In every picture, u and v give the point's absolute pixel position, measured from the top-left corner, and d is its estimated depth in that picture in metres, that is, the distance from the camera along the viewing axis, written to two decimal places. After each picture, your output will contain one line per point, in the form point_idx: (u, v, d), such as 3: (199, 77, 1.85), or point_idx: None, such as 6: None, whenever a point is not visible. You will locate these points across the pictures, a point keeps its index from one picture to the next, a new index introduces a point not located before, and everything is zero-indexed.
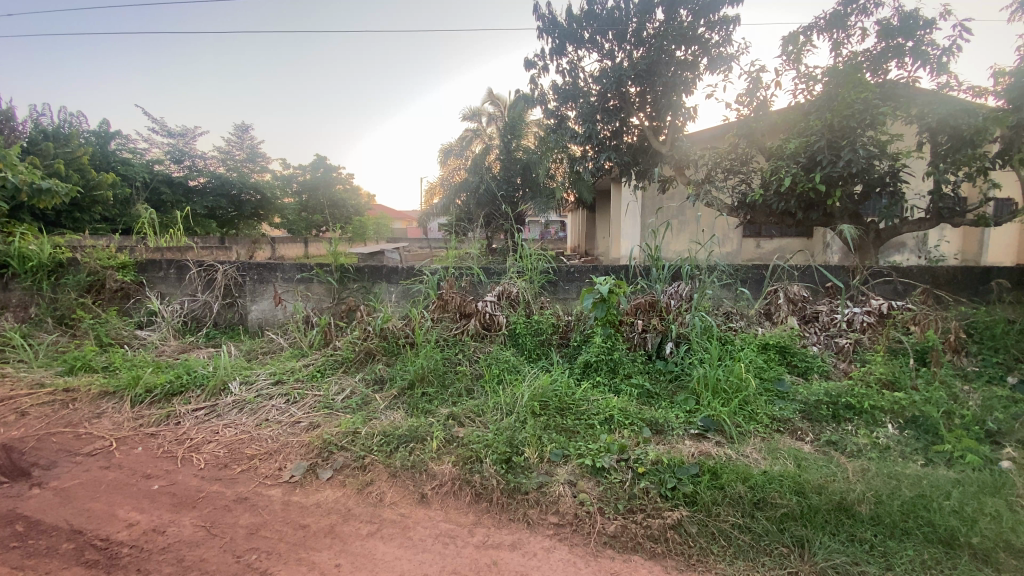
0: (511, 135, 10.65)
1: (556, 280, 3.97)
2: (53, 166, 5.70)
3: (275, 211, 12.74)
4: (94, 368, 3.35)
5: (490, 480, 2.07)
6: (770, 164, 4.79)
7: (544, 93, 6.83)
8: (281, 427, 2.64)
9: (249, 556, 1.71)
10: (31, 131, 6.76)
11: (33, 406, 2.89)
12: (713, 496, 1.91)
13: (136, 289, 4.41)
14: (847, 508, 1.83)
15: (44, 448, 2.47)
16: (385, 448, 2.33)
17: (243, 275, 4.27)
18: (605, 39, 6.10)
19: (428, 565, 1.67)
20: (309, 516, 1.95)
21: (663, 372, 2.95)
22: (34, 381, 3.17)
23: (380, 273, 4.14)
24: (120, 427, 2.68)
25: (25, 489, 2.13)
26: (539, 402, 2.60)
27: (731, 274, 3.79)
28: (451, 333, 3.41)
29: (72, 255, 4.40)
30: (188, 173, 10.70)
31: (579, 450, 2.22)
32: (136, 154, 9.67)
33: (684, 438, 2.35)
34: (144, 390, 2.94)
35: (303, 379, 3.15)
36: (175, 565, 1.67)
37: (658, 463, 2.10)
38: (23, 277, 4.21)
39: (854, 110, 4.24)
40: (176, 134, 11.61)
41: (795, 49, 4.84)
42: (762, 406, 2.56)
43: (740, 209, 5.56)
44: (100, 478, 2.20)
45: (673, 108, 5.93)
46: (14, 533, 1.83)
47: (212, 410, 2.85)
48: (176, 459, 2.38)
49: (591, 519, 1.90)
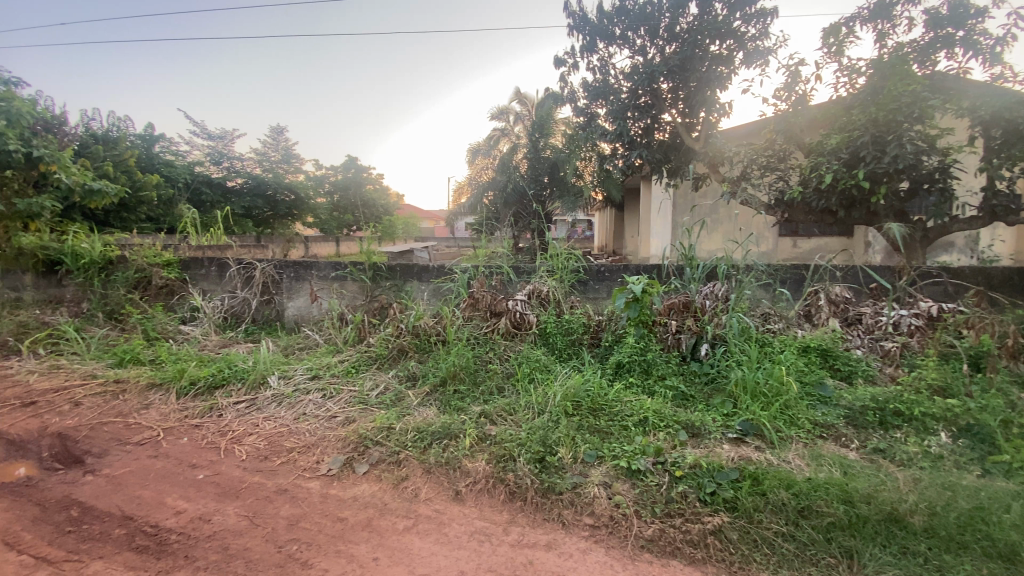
0: (539, 134, 10.64)
1: (586, 279, 3.93)
2: (103, 169, 5.98)
3: (309, 211, 12.99)
4: (142, 361, 3.49)
5: (524, 479, 2.07)
6: (809, 161, 4.63)
7: (573, 91, 6.75)
8: (318, 422, 2.69)
9: (290, 547, 1.75)
10: (83, 134, 7.08)
11: (86, 396, 3.04)
12: (755, 502, 1.85)
13: (180, 286, 4.56)
14: (898, 519, 1.76)
15: (97, 436, 2.59)
16: (419, 444, 2.34)
17: (279, 273, 4.40)
18: (636, 35, 6.01)
19: (465, 562, 1.68)
20: (347, 509, 1.98)
21: (698, 374, 2.89)
22: (87, 373, 3.34)
23: (412, 272, 4.18)
24: (167, 418, 2.79)
25: (79, 476, 2.24)
26: (572, 402, 2.57)
27: (768, 274, 3.67)
28: (482, 331, 3.42)
29: (121, 253, 4.61)
30: (227, 174, 11.03)
31: (613, 452, 2.19)
32: (178, 157, 10.00)
33: (722, 441, 2.29)
34: (188, 382, 3.05)
35: (339, 375, 3.21)
36: (220, 553, 1.73)
37: (696, 466, 2.04)
38: (76, 274, 4.45)
39: (900, 103, 4.07)
40: (215, 136, 11.89)
41: (837, 40, 4.66)
42: (803, 411, 2.47)
43: (777, 207, 5.38)
44: (149, 467, 2.30)
45: (706, 104, 5.76)
46: (69, 518, 1.92)
47: (252, 404, 2.94)
48: (219, 450, 2.46)
49: (627, 521, 1.87)
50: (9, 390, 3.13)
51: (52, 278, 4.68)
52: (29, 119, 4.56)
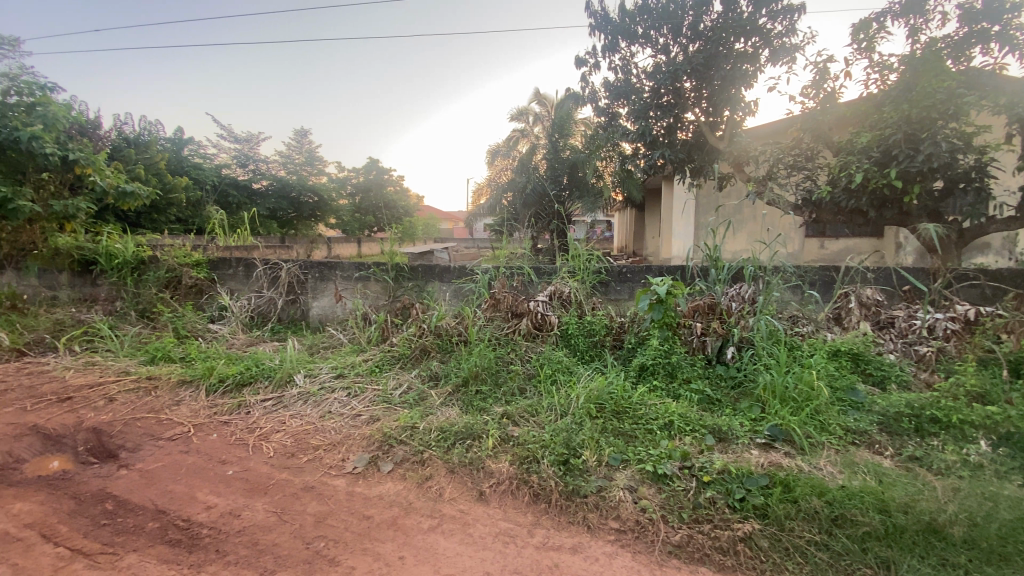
0: (559, 134, 10.61)
1: (608, 280, 3.90)
2: (135, 172, 6.17)
3: (331, 212, 13.17)
4: (173, 359, 3.59)
5: (548, 481, 2.06)
6: (838, 160, 4.52)
7: (594, 92, 6.69)
8: (343, 420, 2.73)
9: (317, 544, 1.77)
10: (117, 137, 7.40)
11: (120, 392, 3.13)
12: (787, 509, 1.81)
13: (208, 285, 4.67)
14: (937, 529, 1.70)
15: (130, 431, 2.66)
16: (443, 444, 2.35)
17: (305, 273, 4.48)
18: (659, 34, 5.94)
19: (491, 563, 1.68)
20: (372, 508, 2.00)
21: (724, 377, 2.84)
22: (120, 370, 3.44)
23: (433, 273, 4.21)
24: (197, 415, 2.85)
25: (114, 470, 2.31)
26: (595, 404, 2.55)
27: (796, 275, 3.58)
28: (504, 332, 3.41)
29: (152, 253, 4.75)
30: (252, 177, 11.27)
31: (639, 456, 2.16)
32: (207, 160, 10.24)
33: (751, 447, 2.24)
34: (217, 379, 3.13)
35: (363, 374, 3.24)
36: (250, 548, 1.76)
37: (724, 472, 2.01)
38: (110, 273, 4.60)
39: (935, 100, 3.94)
40: (242, 139, 12.17)
41: (867, 36, 4.54)
42: (835, 417, 2.40)
43: (804, 207, 5.26)
44: (180, 462, 2.35)
45: (731, 102, 5.70)
46: (105, 511, 1.98)
47: (279, 401, 2.99)
48: (247, 447, 2.51)
49: (653, 526, 1.85)
50: (47, 385, 3.24)
51: (86, 277, 4.85)
52: (65, 122, 4.68)
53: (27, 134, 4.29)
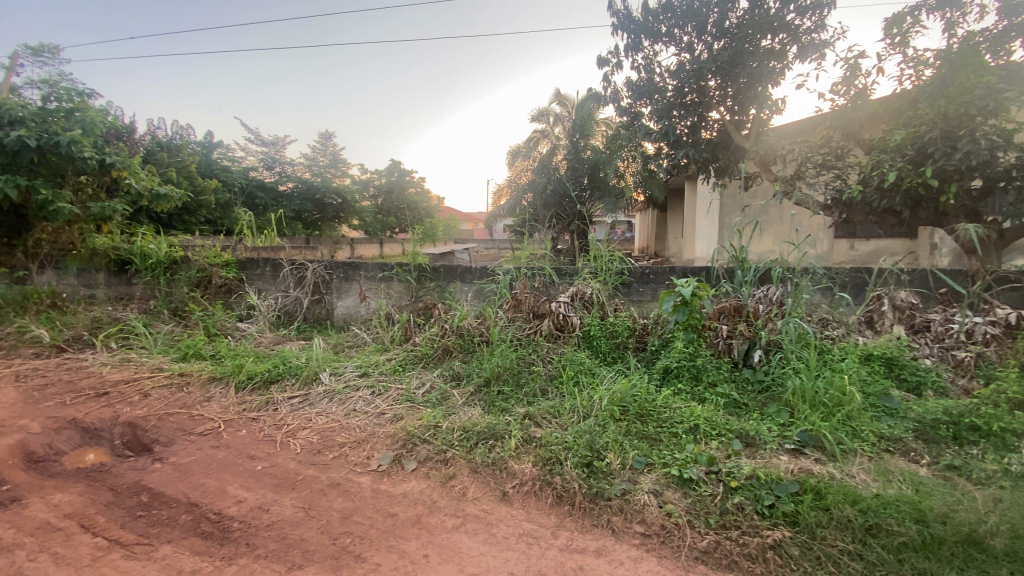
0: (580, 135, 10.56)
1: (630, 281, 3.86)
2: (168, 174, 6.37)
3: (354, 214, 13.35)
4: (203, 356, 3.69)
5: (572, 483, 2.05)
6: (870, 158, 4.39)
7: (616, 91, 6.63)
8: (368, 418, 2.76)
9: (343, 540, 1.80)
10: (150, 141, 7.64)
11: (154, 388, 3.23)
12: (818, 517, 1.77)
13: (237, 285, 4.79)
14: (977, 541, 1.64)
15: (164, 426, 2.75)
16: (465, 444, 2.36)
17: (330, 273, 4.55)
18: (683, 32, 5.85)
19: (515, 564, 1.68)
20: (397, 505, 2.02)
21: (750, 381, 2.78)
22: (154, 366, 3.56)
23: (455, 273, 4.24)
24: (227, 411, 2.93)
25: (149, 463, 2.39)
26: (619, 407, 2.53)
27: (826, 277, 3.48)
28: (525, 333, 3.41)
29: (184, 253, 4.89)
30: (279, 179, 11.52)
31: (664, 459, 2.13)
32: (235, 163, 10.52)
33: (780, 453, 2.19)
34: (246, 376, 3.20)
35: (386, 373, 3.28)
36: (279, 542, 1.80)
37: (753, 477, 1.97)
38: (144, 273, 4.76)
39: (973, 96, 3.78)
40: (269, 142, 12.45)
41: (900, 31, 4.40)
42: (868, 423, 2.33)
43: (834, 207, 5.11)
44: (211, 456, 2.42)
45: (757, 100, 5.60)
46: (141, 503, 2.05)
47: (305, 398, 3.05)
48: (275, 443, 2.56)
49: (679, 531, 1.82)
50: (86, 380, 3.37)
51: (122, 276, 5.03)
52: (102, 127, 4.85)
53: (67, 139, 4.46)
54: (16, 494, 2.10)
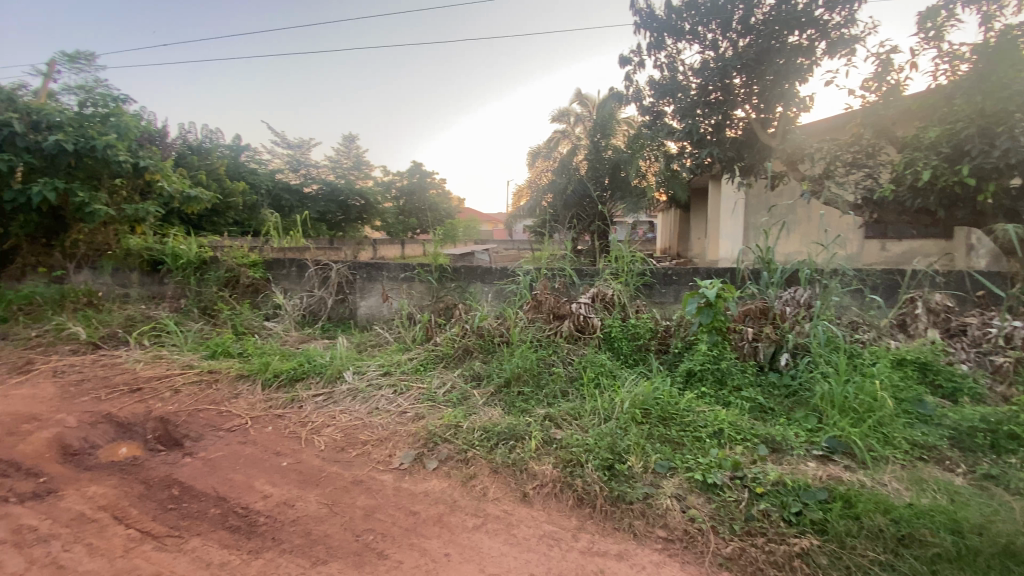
0: (601, 134, 10.49)
1: (652, 282, 3.82)
2: (198, 177, 6.58)
3: (377, 215, 13.51)
4: (231, 353, 3.79)
5: (593, 486, 2.04)
6: (903, 156, 4.24)
7: (638, 90, 6.56)
8: (390, 416, 2.80)
9: (366, 537, 1.83)
10: (182, 145, 7.89)
11: (185, 384, 3.34)
12: (847, 525, 1.73)
13: (264, 284, 4.90)
14: (1018, 554, 1.57)
15: (194, 421, 2.83)
16: (486, 444, 2.37)
17: (354, 273, 4.63)
18: (707, 29, 5.75)
19: (535, 565, 1.68)
20: (419, 503, 2.04)
21: (777, 386, 2.72)
22: (185, 363, 3.67)
23: (476, 274, 4.26)
24: (254, 408, 3.00)
25: (179, 457, 2.46)
26: (641, 410, 2.50)
27: (856, 279, 3.38)
28: (545, 334, 3.40)
29: (213, 254, 5.03)
30: (303, 181, 11.76)
31: (687, 464, 2.10)
32: (262, 165, 10.78)
33: (807, 459, 2.14)
34: (272, 374, 3.28)
35: (408, 373, 3.31)
36: (304, 537, 1.83)
37: (779, 483, 1.93)
38: (176, 272, 4.91)
39: (1014, 91, 3.62)
40: (294, 145, 12.72)
41: (935, 25, 4.24)
42: (900, 430, 2.26)
43: (865, 206, 4.96)
44: (239, 452, 2.48)
45: (784, 98, 5.47)
46: (172, 496, 2.11)
47: (329, 396, 3.10)
48: (300, 439, 2.62)
49: (703, 537, 1.79)
50: (121, 376, 3.50)
51: (154, 276, 5.20)
52: (136, 131, 5.04)
53: (103, 144, 4.63)
54: (55, 486, 2.20)
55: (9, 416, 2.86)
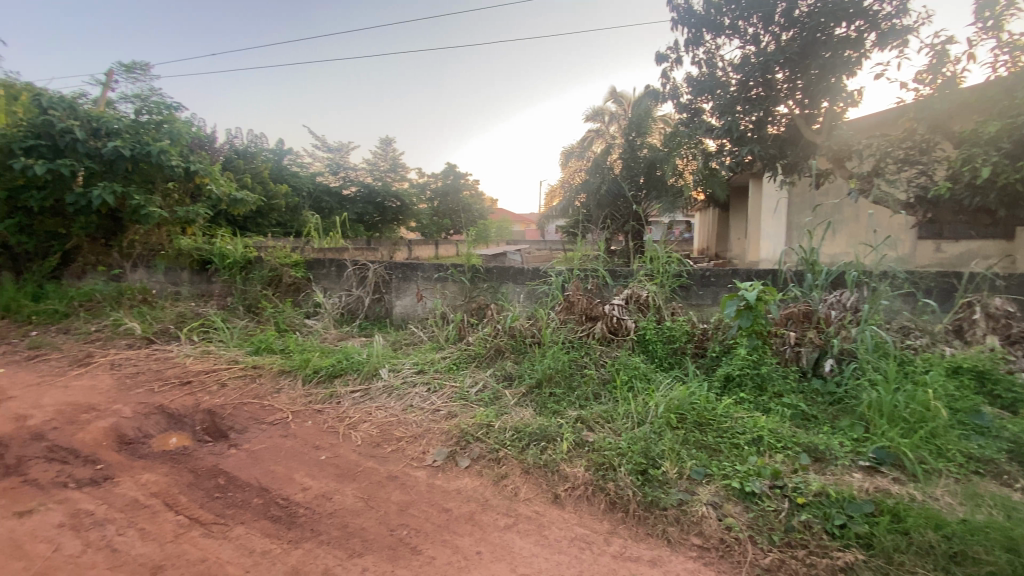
0: (636, 133, 10.34)
1: (689, 284, 3.73)
2: (244, 181, 6.89)
3: (412, 216, 13.73)
4: (274, 350, 3.94)
5: (626, 490, 2.01)
6: (959, 152, 4.00)
7: (675, 87, 6.44)
8: (424, 414, 2.85)
9: (401, 532, 1.87)
10: (229, 149, 8.28)
11: (230, 378, 3.50)
12: (894, 541, 1.65)
13: (305, 284, 5.07)
14: None
15: (239, 414, 2.97)
16: (518, 444, 2.38)
17: (389, 273, 4.73)
18: (748, 24, 5.58)
19: (565, 567, 1.68)
20: (451, 501, 2.07)
21: (820, 393, 2.62)
22: (231, 358, 3.84)
23: (508, 274, 4.28)
24: (295, 402, 3.12)
25: (225, 448, 2.58)
26: (676, 414, 2.45)
27: (907, 282, 3.21)
28: (577, 335, 3.37)
29: (257, 254, 5.24)
30: (342, 183, 12.11)
31: (724, 471, 2.05)
32: (303, 168, 11.17)
33: (852, 470, 2.05)
34: (312, 370, 3.40)
35: (441, 371, 3.36)
36: (341, 530, 1.89)
37: (822, 494, 1.85)
38: (223, 271, 5.14)
39: None
40: (334, 149, 13.12)
41: (994, 14, 3.96)
42: (954, 441, 2.13)
43: (917, 205, 4.70)
44: (280, 445, 2.58)
45: (831, 92, 5.24)
46: (218, 485, 2.22)
47: (366, 393, 3.19)
48: (338, 434, 2.70)
49: (740, 547, 1.75)
50: (172, 370, 3.70)
51: (203, 275, 5.46)
52: (187, 137, 5.32)
53: (158, 149, 4.91)
54: (110, 473, 2.34)
55: (70, 406, 3.06)
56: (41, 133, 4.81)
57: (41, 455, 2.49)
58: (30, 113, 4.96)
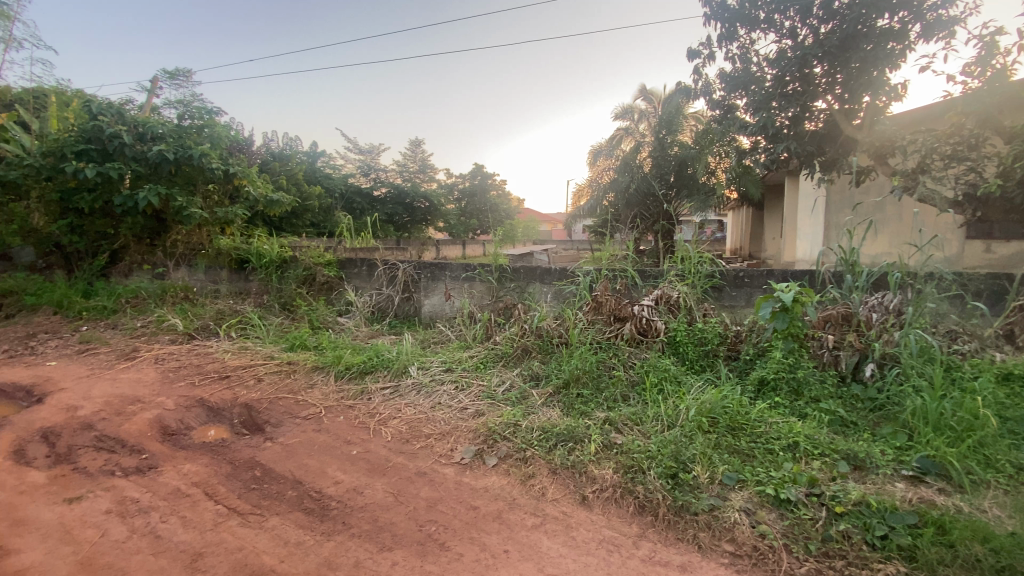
0: (667, 131, 10.16)
1: (721, 285, 3.65)
2: (280, 182, 7.11)
3: (440, 216, 13.87)
4: (308, 347, 4.06)
5: (655, 493, 1.99)
6: (1012, 148, 3.78)
7: (708, 84, 6.29)
8: (452, 412, 2.88)
9: (429, 528, 1.89)
10: (265, 153, 8.56)
11: (266, 373, 3.61)
12: (939, 553, 1.58)
13: (338, 283, 5.20)
14: None
15: (274, 408, 3.06)
16: (545, 444, 2.38)
17: (418, 273, 4.79)
18: (785, 17, 5.40)
19: (593, 569, 1.67)
20: (479, 499, 2.08)
21: (860, 399, 2.52)
22: (267, 355, 3.97)
23: (535, 274, 4.27)
24: (327, 398, 3.20)
25: (262, 441, 2.67)
26: (707, 418, 2.40)
27: (954, 284, 3.06)
28: (606, 336, 3.34)
29: (292, 253, 5.39)
30: (373, 185, 12.35)
31: (757, 477, 2.00)
32: (336, 170, 11.44)
33: (894, 479, 1.97)
34: (344, 366, 3.48)
35: (469, 369, 3.39)
36: (371, 523, 1.93)
37: (862, 503, 1.79)
38: (260, 270, 5.31)
39: None
40: (365, 151, 13.40)
41: None
42: (1005, 451, 2.02)
43: (967, 203, 4.46)
44: (313, 439, 2.66)
45: (873, 86, 5.06)
46: (255, 476, 2.30)
47: (396, 390, 3.25)
48: (369, 430, 2.76)
49: (774, 555, 1.70)
50: (212, 365, 3.85)
51: (240, 274, 5.67)
52: (226, 141, 5.53)
53: (199, 153, 5.12)
54: (154, 462, 2.46)
55: (117, 398, 3.22)
56: (91, 138, 5.07)
57: (90, 444, 2.62)
58: (82, 119, 5.23)
